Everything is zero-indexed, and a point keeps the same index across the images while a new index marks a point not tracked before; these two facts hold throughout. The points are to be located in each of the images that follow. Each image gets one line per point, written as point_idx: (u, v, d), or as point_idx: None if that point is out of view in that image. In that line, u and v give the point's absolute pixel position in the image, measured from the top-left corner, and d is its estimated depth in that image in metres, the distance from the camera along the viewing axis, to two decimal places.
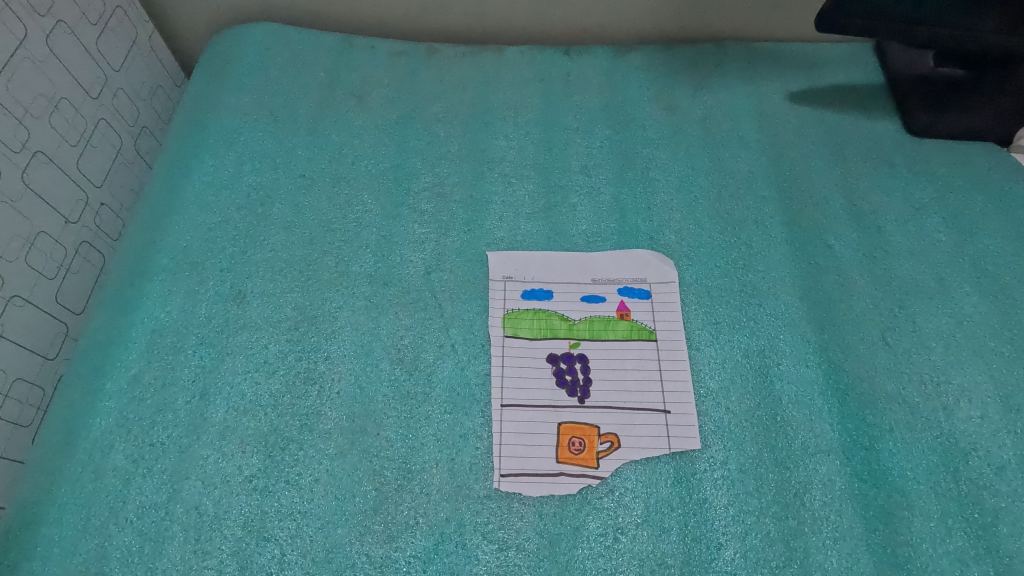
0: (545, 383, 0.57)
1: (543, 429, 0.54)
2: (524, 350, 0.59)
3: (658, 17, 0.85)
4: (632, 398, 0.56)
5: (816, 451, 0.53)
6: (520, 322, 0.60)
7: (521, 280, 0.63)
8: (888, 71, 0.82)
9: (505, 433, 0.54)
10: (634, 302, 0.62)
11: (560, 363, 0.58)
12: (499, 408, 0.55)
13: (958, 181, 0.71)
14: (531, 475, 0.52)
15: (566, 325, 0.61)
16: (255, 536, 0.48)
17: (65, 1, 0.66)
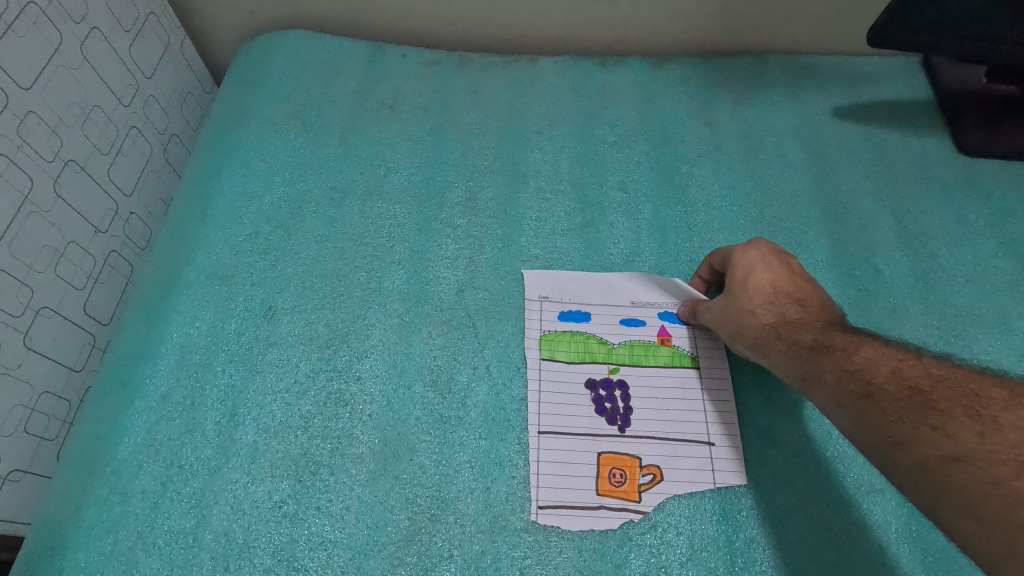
0: (584, 410, 0.54)
1: (582, 457, 0.52)
2: (562, 375, 0.56)
3: (697, 28, 0.83)
4: (675, 426, 0.54)
5: (870, 490, 0.51)
6: (558, 344, 0.58)
7: (558, 300, 0.61)
8: (938, 88, 0.79)
9: (542, 463, 0.52)
10: (675, 327, 0.60)
11: (600, 390, 0.56)
12: (535, 435, 0.53)
13: (1014, 204, 0.68)
14: (569, 507, 0.50)
15: (604, 349, 0.58)
16: (285, 566, 0.46)
17: (101, 7, 0.65)
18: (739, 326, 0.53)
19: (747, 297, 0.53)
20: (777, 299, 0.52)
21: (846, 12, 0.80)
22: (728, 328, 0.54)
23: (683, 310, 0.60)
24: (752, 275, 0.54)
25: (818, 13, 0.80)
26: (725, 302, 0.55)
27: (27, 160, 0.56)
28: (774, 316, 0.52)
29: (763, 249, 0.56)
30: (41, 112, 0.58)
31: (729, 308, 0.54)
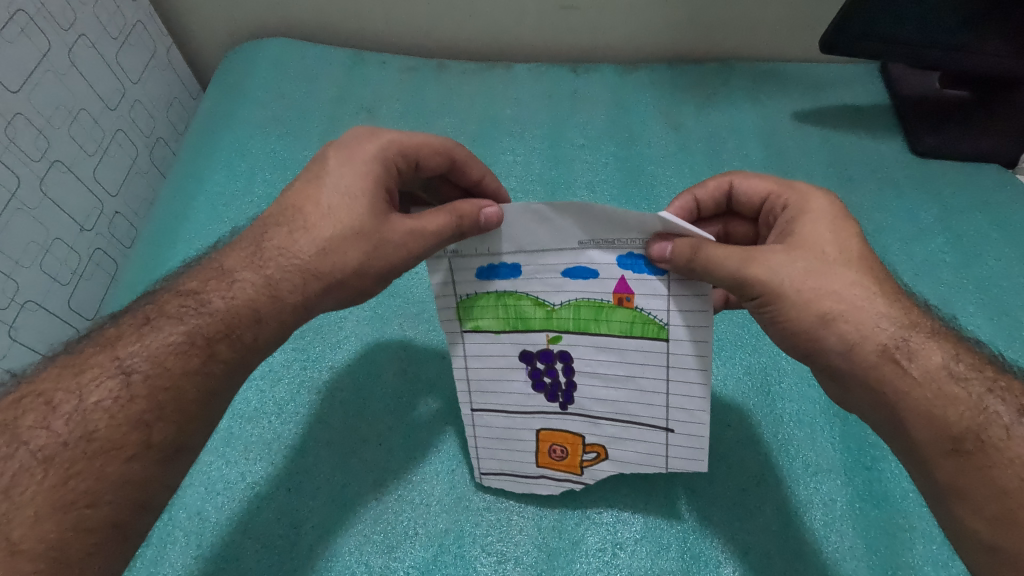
0: (520, 386, 0.47)
1: (520, 434, 0.49)
2: (494, 346, 0.46)
3: (664, 37, 0.86)
4: (621, 411, 0.47)
5: (817, 470, 0.53)
6: (481, 312, 0.45)
7: (475, 254, 0.43)
8: (892, 92, 0.83)
9: (480, 437, 0.50)
10: (640, 279, 0.42)
11: (537, 363, 0.46)
12: (468, 413, 0.49)
13: (962, 202, 0.71)
14: (511, 474, 0.51)
15: (541, 313, 0.44)
16: (256, 543, 0.48)
17: (89, 16, 0.68)
18: (857, 309, 0.39)
19: (859, 273, 0.41)
20: (891, 293, 0.41)
21: (805, 21, 0.84)
22: (826, 309, 0.40)
23: (656, 251, 0.40)
24: (855, 245, 0.42)
25: (778, 24, 0.85)
26: (822, 259, 0.41)
27: (14, 159, 0.58)
28: (869, 293, 0.40)
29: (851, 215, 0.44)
30: (29, 115, 0.60)
31: (827, 278, 0.40)
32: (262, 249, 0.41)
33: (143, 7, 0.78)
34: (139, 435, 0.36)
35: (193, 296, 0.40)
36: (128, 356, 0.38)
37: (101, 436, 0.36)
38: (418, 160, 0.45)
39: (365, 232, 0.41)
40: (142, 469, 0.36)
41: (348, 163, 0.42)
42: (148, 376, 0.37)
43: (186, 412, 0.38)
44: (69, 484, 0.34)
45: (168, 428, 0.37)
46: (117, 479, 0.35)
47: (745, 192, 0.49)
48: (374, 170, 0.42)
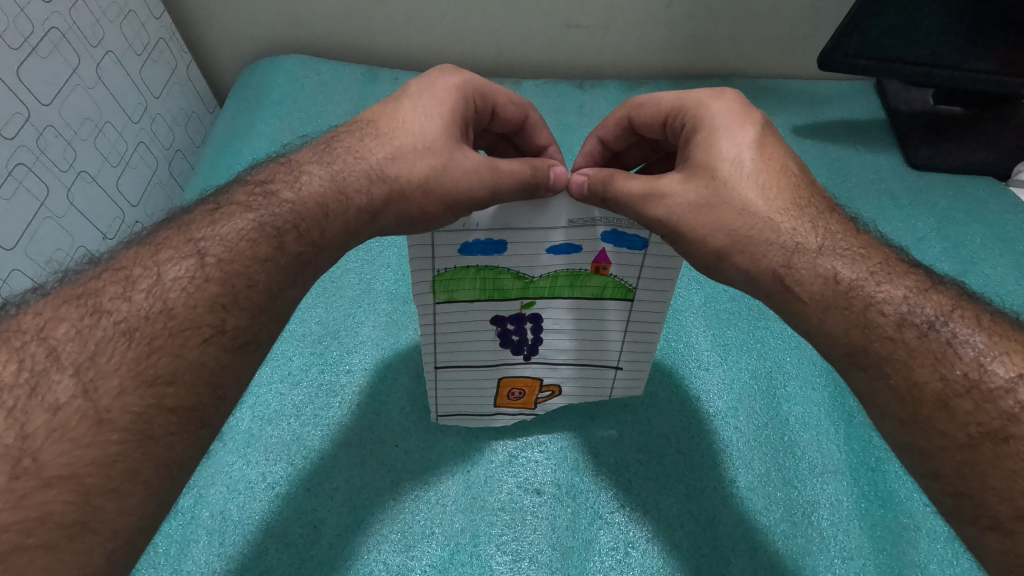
0: (488, 344, 0.48)
1: (481, 384, 0.51)
2: (461, 312, 0.46)
3: (668, 55, 0.90)
4: (579, 356, 0.50)
5: (823, 471, 0.54)
6: (457, 283, 0.44)
7: (455, 228, 0.40)
8: (888, 107, 0.86)
9: (442, 388, 0.51)
10: (620, 252, 0.43)
11: (507, 325, 0.47)
12: (432, 370, 0.50)
13: (958, 213, 0.74)
14: (468, 415, 0.54)
15: (519, 285, 0.44)
16: (276, 542, 0.48)
17: (116, 33, 0.71)
18: (749, 237, 0.39)
19: (749, 192, 0.39)
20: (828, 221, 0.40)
21: (803, 40, 0.87)
22: (732, 236, 0.39)
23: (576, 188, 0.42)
24: (746, 159, 0.40)
25: (777, 42, 0.88)
26: (707, 183, 0.40)
27: (43, 170, 0.61)
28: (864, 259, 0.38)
29: (753, 115, 0.42)
30: (58, 127, 0.62)
31: (716, 208, 0.39)
32: (330, 151, 0.43)
33: (167, 25, 0.81)
34: (215, 317, 0.35)
35: (261, 187, 0.41)
36: (204, 240, 0.37)
37: (180, 316, 0.34)
38: (496, 108, 0.48)
39: (440, 152, 0.42)
40: (217, 355, 0.35)
41: (436, 90, 0.44)
42: (222, 260, 0.36)
43: (253, 301, 0.37)
44: (152, 360, 0.33)
45: (242, 312, 0.36)
46: (194, 361, 0.34)
47: (642, 120, 0.47)
48: (462, 102, 0.45)
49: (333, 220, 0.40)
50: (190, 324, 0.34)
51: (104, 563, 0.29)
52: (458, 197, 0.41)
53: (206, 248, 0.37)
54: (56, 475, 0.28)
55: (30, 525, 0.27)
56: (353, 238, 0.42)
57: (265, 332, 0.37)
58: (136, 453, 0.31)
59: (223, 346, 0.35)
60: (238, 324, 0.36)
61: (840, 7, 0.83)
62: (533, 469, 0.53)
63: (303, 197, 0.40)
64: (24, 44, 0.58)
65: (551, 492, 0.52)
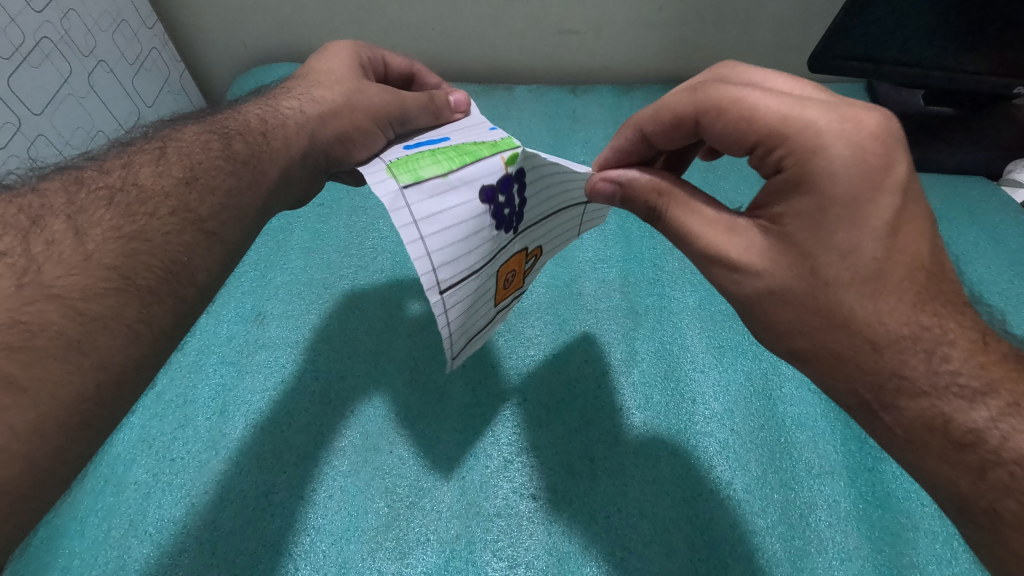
0: (483, 229, 0.37)
1: (484, 287, 0.40)
2: (437, 194, 0.36)
3: (660, 58, 0.90)
4: (556, 206, 0.45)
5: (820, 472, 0.54)
6: (420, 163, 0.38)
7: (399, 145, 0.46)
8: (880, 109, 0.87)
9: (451, 315, 0.37)
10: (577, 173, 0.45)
11: (498, 197, 0.38)
12: (439, 298, 0.35)
13: (949, 213, 0.74)
14: (472, 338, 0.43)
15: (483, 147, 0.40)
16: (270, 551, 0.48)
17: (108, 44, 0.71)
18: None
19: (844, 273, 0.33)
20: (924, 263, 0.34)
21: (793, 43, 0.88)
22: None
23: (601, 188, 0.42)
24: (865, 251, 0.33)
25: (769, 46, 0.89)
26: (807, 279, 0.34)
27: None
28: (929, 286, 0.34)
29: (891, 160, 0.32)
30: (49, 136, 0.63)
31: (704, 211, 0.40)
32: (277, 111, 0.46)
33: (159, 34, 0.81)
34: (179, 194, 0.37)
35: (220, 132, 0.43)
36: (168, 140, 0.42)
37: (148, 188, 0.37)
38: (384, 59, 0.56)
39: (350, 84, 0.49)
40: (184, 227, 0.36)
41: (327, 49, 0.53)
42: (183, 153, 0.40)
43: (218, 185, 0.39)
44: (129, 220, 0.35)
45: (208, 200, 0.38)
46: (166, 228, 0.36)
47: (710, 131, 0.37)
48: (354, 53, 0.53)
49: (273, 137, 0.44)
50: (156, 193, 0.37)
51: (93, 392, 0.29)
52: (383, 112, 0.48)
53: (171, 143, 0.41)
54: (58, 291, 0.30)
55: (32, 328, 0.28)
56: (297, 167, 0.45)
57: (229, 228, 0.39)
58: (121, 296, 0.32)
59: (191, 223, 0.37)
60: (201, 204, 0.38)
61: (832, 11, 0.84)
62: (530, 474, 0.52)
63: (247, 117, 0.45)
64: (15, 53, 0.58)
65: (545, 498, 0.51)
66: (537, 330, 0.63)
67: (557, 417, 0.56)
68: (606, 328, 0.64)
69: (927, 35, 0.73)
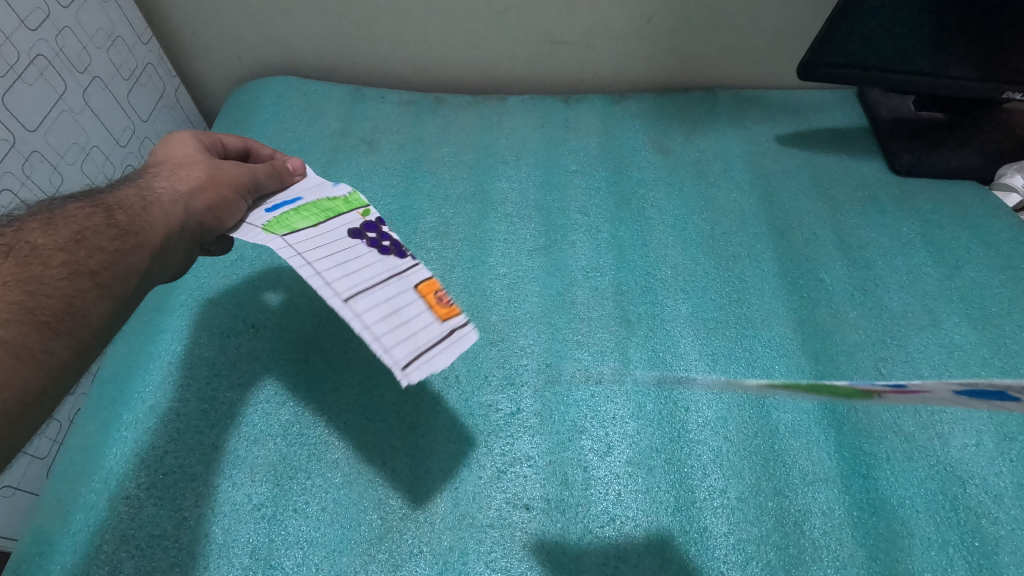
0: (368, 257, 0.44)
1: (392, 292, 0.42)
2: (314, 240, 0.45)
3: (651, 68, 0.91)
4: None
5: (814, 479, 0.54)
6: (292, 223, 0.47)
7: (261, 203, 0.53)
8: (870, 116, 0.88)
9: (370, 320, 0.38)
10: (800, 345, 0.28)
11: (368, 237, 0.47)
12: (340, 304, 0.39)
13: (941, 217, 0.74)
14: (427, 348, 0.38)
15: (337, 204, 0.51)
16: (262, 565, 0.48)
17: (103, 60, 0.72)
18: None
19: None
20: None
21: (783, 50, 0.89)
22: None
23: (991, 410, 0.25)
24: None
25: (760, 53, 0.90)
26: None
27: (28, 194, 0.61)
28: None
29: None
30: (45, 152, 0.63)
31: None
32: (149, 189, 0.46)
33: (154, 50, 0.82)
34: (70, 252, 0.39)
35: (103, 201, 0.44)
36: (55, 210, 0.42)
37: (40, 245, 0.38)
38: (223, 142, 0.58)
39: (204, 163, 0.50)
40: (75, 275, 0.38)
41: (165, 139, 0.53)
42: (70, 218, 0.41)
43: (105, 242, 0.40)
44: (23, 268, 0.36)
45: (97, 254, 0.39)
46: (59, 277, 0.37)
47: None
48: (196, 140, 0.54)
49: (151, 207, 0.44)
50: (47, 251, 0.38)
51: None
52: (241, 182, 0.50)
53: (57, 213, 0.42)
54: None
55: None
56: (178, 238, 0.45)
57: (123, 283, 0.40)
58: (21, 328, 0.33)
59: (82, 274, 0.38)
60: (91, 259, 0.39)
61: (821, 18, 0.84)
62: (523, 485, 0.52)
63: (124, 193, 0.45)
64: (10, 70, 0.58)
65: (540, 507, 0.51)
66: (529, 339, 0.63)
67: (551, 427, 0.56)
68: (599, 337, 0.63)
69: (912, 42, 0.73)
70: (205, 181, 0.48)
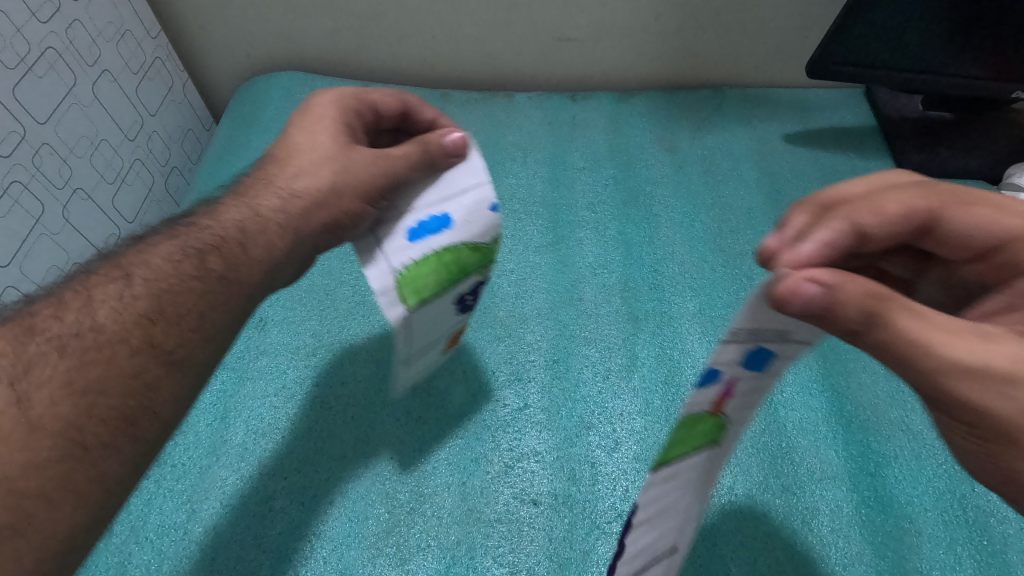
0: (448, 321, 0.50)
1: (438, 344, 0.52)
2: (437, 308, 0.45)
3: (658, 65, 0.91)
4: None
5: (822, 477, 0.54)
6: (425, 280, 0.42)
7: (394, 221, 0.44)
8: (878, 114, 0.87)
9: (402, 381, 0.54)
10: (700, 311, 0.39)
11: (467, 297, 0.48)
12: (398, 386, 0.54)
13: None
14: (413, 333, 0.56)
15: (476, 258, 0.46)
16: (270, 557, 0.48)
17: (112, 54, 0.72)
18: None
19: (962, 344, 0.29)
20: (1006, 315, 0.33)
21: (791, 48, 0.89)
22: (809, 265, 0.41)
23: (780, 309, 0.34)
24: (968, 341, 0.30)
25: (768, 51, 0.89)
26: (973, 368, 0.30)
27: (38, 187, 0.61)
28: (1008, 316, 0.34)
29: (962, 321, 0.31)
30: (54, 145, 0.63)
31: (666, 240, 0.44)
32: (254, 194, 0.44)
33: (163, 44, 0.82)
34: (141, 331, 0.37)
35: (189, 247, 0.41)
36: (132, 265, 0.40)
37: (107, 331, 0.37)
38: (372, 103, 0.50)
39: (342, 152, 0.45)
40: (144, 367, 0.37)
41: (308, 106, 0.47)
42: (149, 279, 0.39)
43: (184, 314, 0.39)
44: (83, 369, 0.35)
45: (175, 330, 0.38)
46: (125, 373, 0.36)
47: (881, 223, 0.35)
48: (342, 105, 0.48)
49: (252, 248, 0.42)
50: (121, 337, 0.37)
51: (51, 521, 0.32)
52: (379, 184, 0.44)
53: (135, 270, 0.40)
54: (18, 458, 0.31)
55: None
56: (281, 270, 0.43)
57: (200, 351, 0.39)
58: (66, 461, 0.33)
59: (155, 361, 0.37)
60: (166, 338, 0.38)
61: (831, 16, 0.84)
62: (530, 480, 0.52)
63: (213, 227, 0.42)
64: (20, 63, 0.59)
65: (548, 503, 0.51)
66: (537, 335, 0.63)
67: (558, 423, 0.56)
68: (607, 333, 0.63)
69: (921, 41, 0.73)
70: (335, 191, 0.43)
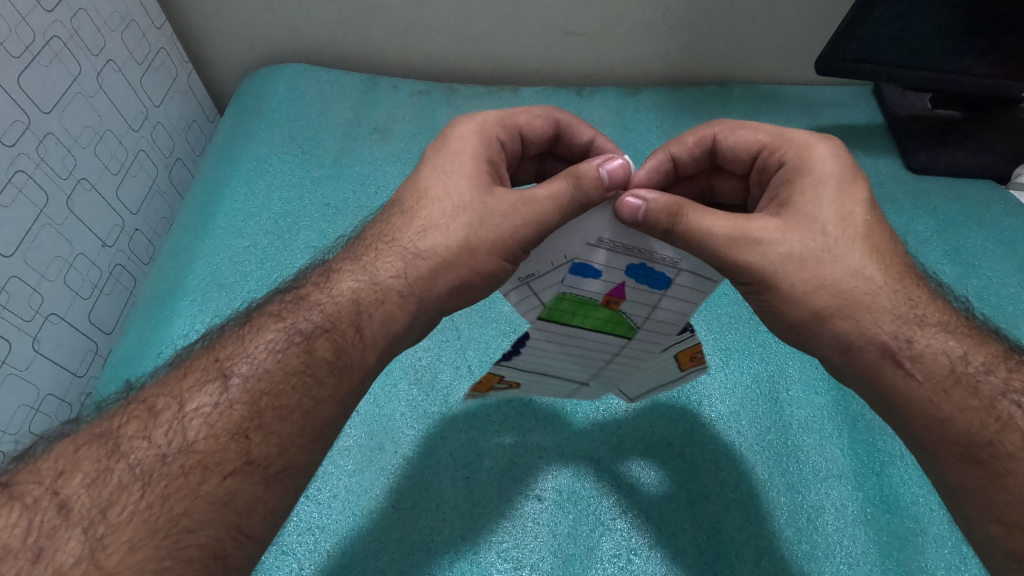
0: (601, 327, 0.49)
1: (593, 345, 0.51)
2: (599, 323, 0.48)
3: (665, 61, 0.91)
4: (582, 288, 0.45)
5: (827, 476, 0.53)
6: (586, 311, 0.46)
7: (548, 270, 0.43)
8: (885, 112, 0.87)
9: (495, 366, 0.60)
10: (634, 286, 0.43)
11: None
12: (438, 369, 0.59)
13: (958, 216, 0.75)
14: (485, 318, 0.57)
15: None
16: (275, 550, 0.48)
17: (116, 43, 0.71)
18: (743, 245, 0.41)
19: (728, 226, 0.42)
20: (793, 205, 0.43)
21: (800, 45, 0.88)
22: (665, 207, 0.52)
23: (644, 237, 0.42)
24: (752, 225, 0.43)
25: (776, 47, 0.89)
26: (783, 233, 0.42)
27: (43, 177, 0.61)
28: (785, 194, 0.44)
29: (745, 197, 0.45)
30: (58, 134, 0.63)
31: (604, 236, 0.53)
32: (365, 251, 0.45)
33: (167, 35, 0.81)
34: (239, 445, 0.37)
35: (300, 338, 0.41)
36: (232, 362, 0.40)
37: (205, 447, 0.36)
38: (520, 128, 0.50)
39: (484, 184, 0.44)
40: (243, 482, 0.36)
41: (454, 130, 0.47)
42: (249, 381, 0.39)
43: (287, 419, 0.38)
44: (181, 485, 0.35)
45: (272, 439, 0.38)
46: (221, 494, 0.36)
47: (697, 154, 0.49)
48: (487, 134, 0.47)
49: (366, 340, 0.41)
50: (228, 459, 0.36)
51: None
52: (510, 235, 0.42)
53: (252, 380, 0.39)
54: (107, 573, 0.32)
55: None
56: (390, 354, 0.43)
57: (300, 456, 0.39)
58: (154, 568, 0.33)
59: (253, 475, 0.37)
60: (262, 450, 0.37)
61: (840, 12, 0.83)
62: (534, 475, 0.52)
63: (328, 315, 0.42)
64: (24, 52, 0.58)
65: (551, 498, 0.51)
66: None
67: (563, 418, 0.56)
68: None
69: (933, 38, 0.72)
70: (456, 241, 0.43)
